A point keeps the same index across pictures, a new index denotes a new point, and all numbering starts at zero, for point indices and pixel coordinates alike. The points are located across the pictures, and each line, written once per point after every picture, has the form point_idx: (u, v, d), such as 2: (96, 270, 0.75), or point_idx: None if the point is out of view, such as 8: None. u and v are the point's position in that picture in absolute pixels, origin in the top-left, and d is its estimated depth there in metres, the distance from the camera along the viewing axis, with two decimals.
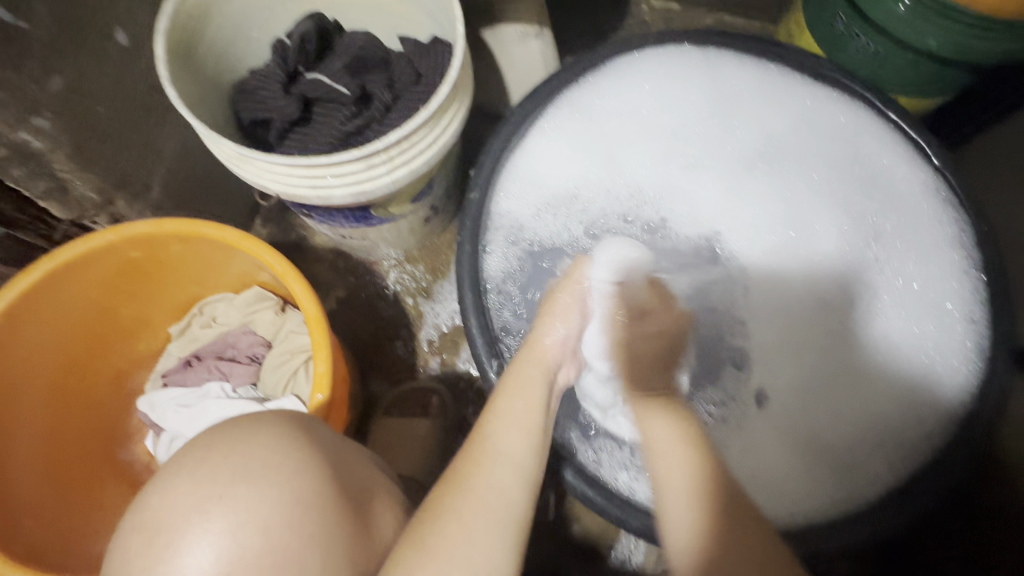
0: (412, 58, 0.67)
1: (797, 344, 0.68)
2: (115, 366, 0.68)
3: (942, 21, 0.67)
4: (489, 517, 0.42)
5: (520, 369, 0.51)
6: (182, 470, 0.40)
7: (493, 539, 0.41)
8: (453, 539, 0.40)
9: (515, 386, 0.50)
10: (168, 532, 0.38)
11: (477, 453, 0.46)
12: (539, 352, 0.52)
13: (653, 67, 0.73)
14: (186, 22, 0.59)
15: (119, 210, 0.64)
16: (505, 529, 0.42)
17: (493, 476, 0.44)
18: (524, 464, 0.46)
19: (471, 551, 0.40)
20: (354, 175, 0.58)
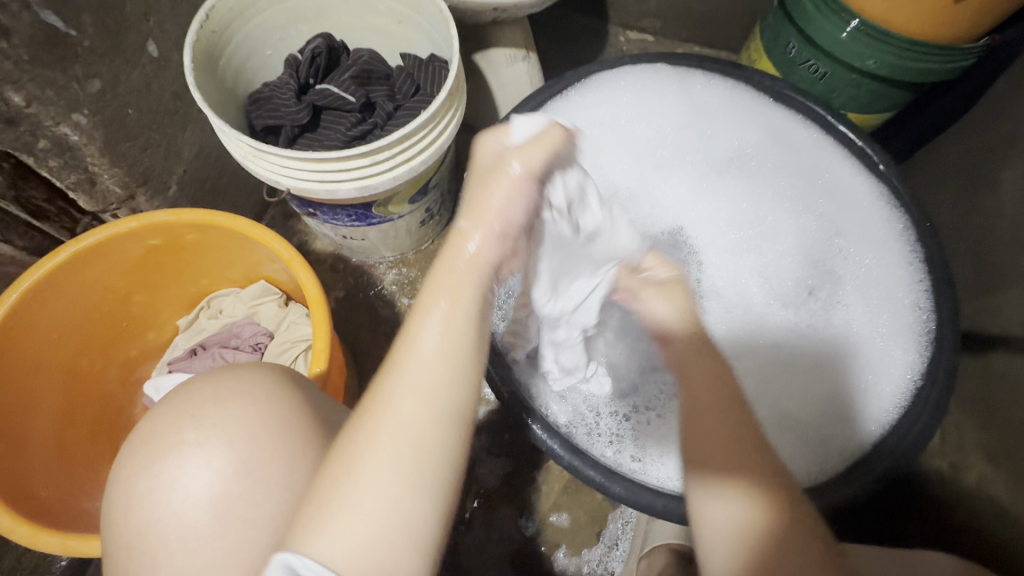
0: (412, 72, 0.74)
1: (754, 330, 0.77)
2: (124, 354, 0.72)
3: (874, 43, 0.78)
4: (390, 455, 0.38)
5: (440, 284, 0.42)
6: (188, 402, 0.46)
7: (389, 484, 0.37)
8: (348, 483, 0.37)
9: (437, 292, 0.42)
10: (166, 448, 0.44)
11: (380, 385, 0.41)
12: (462, 265, 0.43)
13: (630, 83, 0.82)
14: (210, 38, 0.66)
15: (139, 205, 0.69)
16: (407, 468, 0.38)
17: (393, 408, 0.39)
18: (423, 395, 0.40)
19: (363, 498, 0.37)
20: (359, 170, 0.64)
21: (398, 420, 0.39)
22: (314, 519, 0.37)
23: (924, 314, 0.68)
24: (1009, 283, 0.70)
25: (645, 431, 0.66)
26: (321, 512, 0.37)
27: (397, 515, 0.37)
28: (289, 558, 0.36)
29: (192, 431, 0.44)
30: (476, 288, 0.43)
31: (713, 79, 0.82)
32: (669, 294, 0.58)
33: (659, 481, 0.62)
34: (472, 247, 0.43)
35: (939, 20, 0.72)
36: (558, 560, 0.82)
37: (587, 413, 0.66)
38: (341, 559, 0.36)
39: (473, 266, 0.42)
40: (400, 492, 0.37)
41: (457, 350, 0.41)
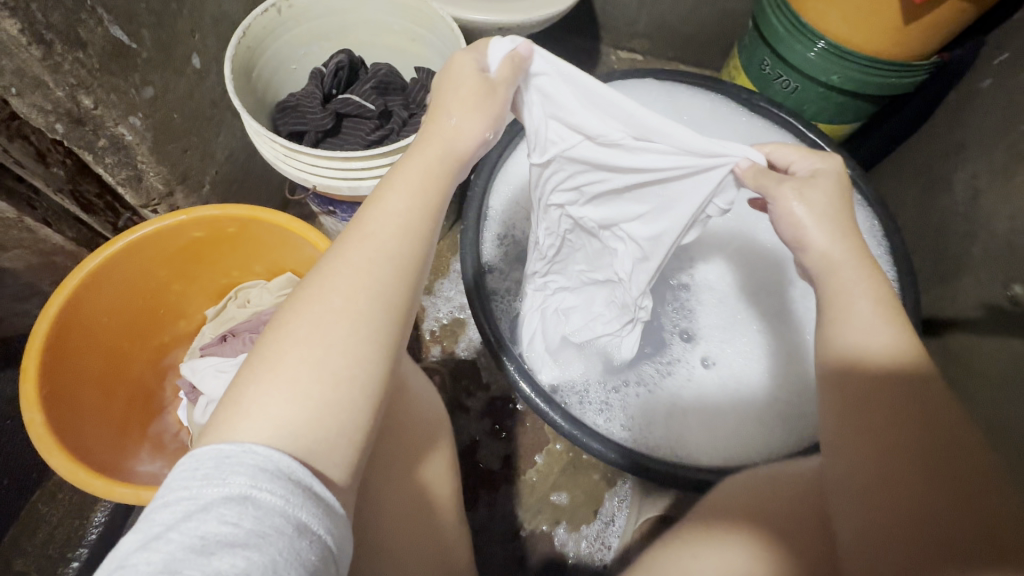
0: (425, 83, 0.82)
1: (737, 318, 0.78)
2: (160, 339, 0.78)
3: (838, 60, 0.87)
4: (339, 308, 0.39)
5: (410, 162, 0.45)
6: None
7: (334, 337, 0.38)
8: (295, 334, 0.38)
9: (403, 174, 0.44)
10: None
11: (337, 245, 0.42)
12: (438, 141, 0.45)
13: (622, 96, 0.90)
14: (246, 52, 0.74)
15: (177, 201, 0.76)
16: (351, 328, 0.39)
17: (345, 265, 0.40)
18: (377, 258, 0.41)
19: (306, 350, 0.38)
20: (380, 169, 0.72)
21: (348, 277, 0.40)
22: (259, 371, 0.38)
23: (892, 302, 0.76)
24: (962, 272, 0.78)
25: (633, 402, 0.73)
26: (267, 361, 0.38)
27: (340, 370, 0.38)
28: (256, 449, 0.33)
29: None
30: (444, 167, 0.45)
31: (697, 91, 0.91)
32: (809, 193, 0.46)
33: (647, 447, 0.70)
34: (452, 121, 0.45)
35: (893, 40, 0.82)
36: (558, 536, 0.87)
37: (579, 384, 0.74)
38: (280, 411, 0.36)
39: (451, 144, 0.45)
40: (343, 346, 0.38)
41: (416, 221, 0.43)
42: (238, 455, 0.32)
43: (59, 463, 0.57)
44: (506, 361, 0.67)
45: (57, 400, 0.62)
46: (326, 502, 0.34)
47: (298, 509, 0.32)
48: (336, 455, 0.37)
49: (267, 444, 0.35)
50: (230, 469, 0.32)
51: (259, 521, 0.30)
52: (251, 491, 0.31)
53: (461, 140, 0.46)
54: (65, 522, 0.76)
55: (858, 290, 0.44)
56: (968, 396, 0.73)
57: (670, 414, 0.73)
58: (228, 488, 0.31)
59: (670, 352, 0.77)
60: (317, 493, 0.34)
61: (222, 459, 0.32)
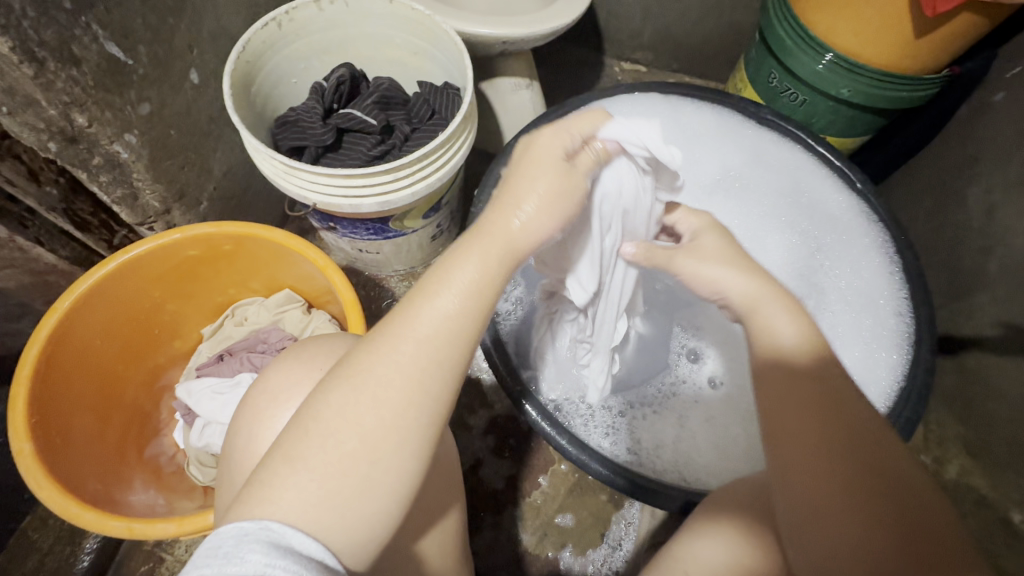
0: (428, 98, 0.81)
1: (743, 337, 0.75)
2: (155, 360, 0.76)
3: (846, 73, 0.86)
4: (382, 399, 0.38)
5: (464, 251, 0.42)
6: (252, 389, 0.50)
7: (372, 438, 0.37)
8: (329, 421, 0.37)
9: (458, 251, 0.42)
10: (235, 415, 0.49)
11: (386, 340, 0.40)
12: (500, 238, 0.42)
13: (628, 108, 0.88)
14: (245, 67, 0.72)
15: (173, 219, 0.74)
16: (395, 422, 0.38)
17: (390, 353, 0.39)
18: (430, 366, 0.39)
19: (347, 438, 0.37)
20: (381, 186, 0.70)
21: (395, 380, 0.39)
22: (290, 452, 0.37)
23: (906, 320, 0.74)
24: (978, 290, 0.76)
25: (640, 425, 0.71)
26: (294, 450, 0.37)
27: (371, 468, 0.37)
28: (273, 528, 0.33)
29: (262, 408, 0.47)
30: (503, 263, 0.42)
31: (701, 104, 0.89)
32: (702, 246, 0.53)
33: (655, 471, 0.67)
34: (517, 222, 0.42)
35: (903, 54, 0.80)
36: (564, 560, 0.85)
37: (583, 406, 0.72)
38: (313, 489, 0.36)
39: (513, 241, 0.42)
40: (377, 444, 0.38)
41: (469, 325, 0.41)
42: (256, 530, 0.32)
43: (47, 495, 0.55)
44: (525, 404, 0.65)
45: (47, 427, 0.59)
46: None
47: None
48: (357, 544, 0.37)
49: (289, 522, 0.35)
50: (248, 547, 0.31)
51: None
52: (267, 569, 0.30)
53: (526, 238, 0.42)
54: (56, 549, 0.74)
55: (778, 314, 0.47)
56: (988, 418, 0.71)
57: (677, 438, 0.71)
58: (245, 566, 0.30)
59: (675, 372, 0.75)
60: (332, 571, 0.33)
61: (242, 538, 0.32)
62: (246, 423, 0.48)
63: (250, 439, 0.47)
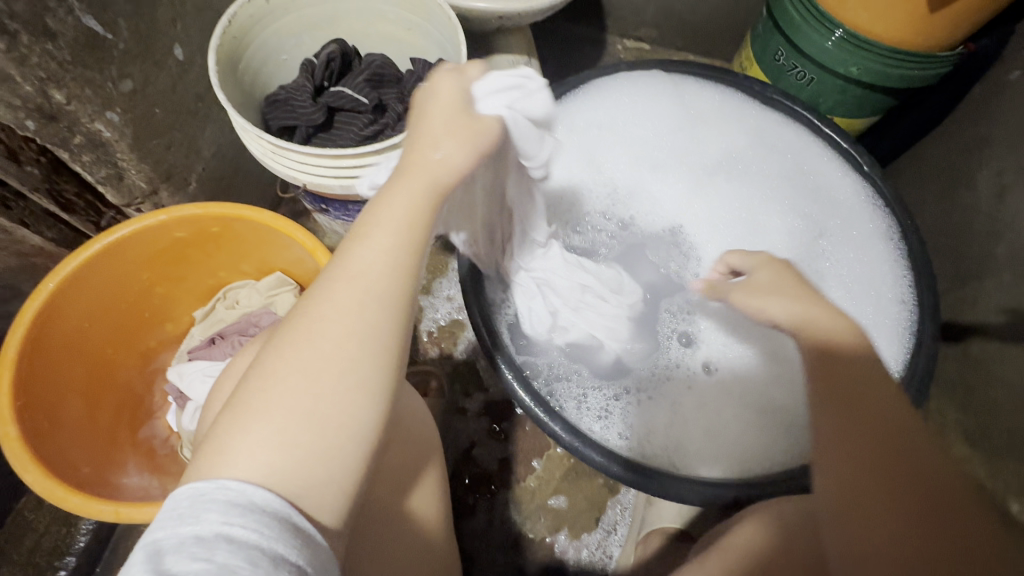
0: (421, 75, 0.78)
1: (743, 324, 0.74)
2: (144, 344, 0.76)
3: (856, 50, 0.83)
4: (320, 364, 0.36)
5: (393, 188, 0.41)
6: (231, 370, 0.50)
7: (311, 385, 0.36)
8: (274, 369, 0.37)
9: (390, 192, 0.41)
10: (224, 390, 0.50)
11: (321, 285, 0.39)
12: (422, 173, 0.41)
13: (629, 86, 0.85)
14: (232, 42, 0.70)
15: (161, 200, 0.72)
16: (320, 384, 0.36)
17: (325, 311, 0.38)
18: (366, 302, 0.38)
19: (280, 402, 0.36)
20: (373, 166, 0.68)
21: (333, 320, 0.38)
22: (234, 417, 0.36)
23: (912, 314, 0.72)
24: (983, 276, 0.74)
25: (630, 410, 0.70)
26: (243, 402, 0.36)
27: (320, 418, 0.36)
28: (229, 485, 0.33)
29: None
30: (428, 201, 0.41)
31: (700, 84, 0.86)
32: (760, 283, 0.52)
33: (644, 457, 0.66)
34: (439, 153, 0.41)
35: (916, 29, 0.77)
36: (559, 543, 0.85)
37: (578, 390, 0.71)
38: (251, 453, 0.35)
39: (433, 174, 0.41)
40: (315, 393, 0.36)
41: (399, 259, 0.40)
42: (213, 491, 0.32)
43: (33, 478, 0.55)
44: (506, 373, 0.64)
45: (34, 410, 0.59)
46: (303, 529, 0.33)
47: (274, 540, 0.32)
48: (327, 501, 0.36)
49: (249, 479, 0.34)
50: (202, 506, 0.32)
51: (230, 555, 0.30)
52: (223, 527, 0.31)
53: (447, 171, 0.41)
54: (52, 530, 0.75)
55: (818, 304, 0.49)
56: (989, 406, 0.70)
57: (668, 423, 0.70)
58: (200, 526, 0.31)
59: (667, 356, 0.74)
60: (296, 525, 0.33)
61: (197, 498, 0.32)
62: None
63: (223, 418, 0.46)
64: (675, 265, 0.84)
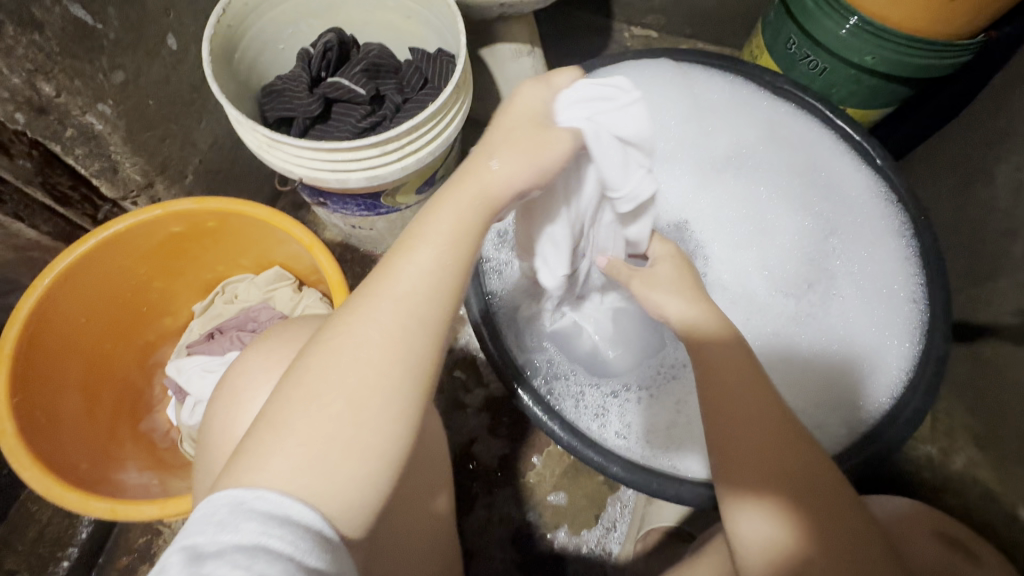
0: (420, 65, 0.76)
1: None
2: (144, 338, 0.75)
3: (871, 38, 0.79)
4: (360, 382, 0.36)
5: (444, 203, 0.42)
6: (230, 372, 0.49)
7: (350, 402, 0.36)
8: (312, 386, 0.36)
9: (446, 207, 0.42)
10: (229, 387, 0.48)
11: (363, 301, 0.39)
12: (473, 184, 0.42)
13: (634, 75, 0.83)
14: (226, 31, 0.69)
15: (157, 193, 0.72)
16: (360, 403, 0.36)
17: (370, 327, 0.38)
18: (409, 321, 0.38)
19: (315, 418, 0.36)
20: (369, 160, 0.66)
21: (374, 337, 0.37)
22: (268, 431, 0.35)
23: (921, 314, 0.70)
24: (998, 274, 0.72)
25: (633, 411, 0.69)
26: (278, 417, 0.36)
27: (357, 437, 0.36)
28: (268, 496, 0.32)
29: (236, 392, 0.46)
30: (477, 214, 0.42)
31: (707, 73, 0.84)
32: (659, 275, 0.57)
33: (643, 458, 0.65)
34: (495, 163, 0.42)
35: (934, 16, 0.74)
36: (558, 539, 0.85)
37: (575, 388, 0.70)
38: (283, 471, 0.34)
39: (486, 187, 0.42)
40: (354, 409, 0.36)
41: (447, 278, 0.40)
42: (253, 500, 0.31)
43: (30, 475, 0.55)
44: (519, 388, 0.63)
45: (29, 406, 0.59)
46: (337, 549, 0.33)
47: (311, 555, 0.31)
48: (356, 518, 0.35)
49: (285, 491, 0.33)
50: (243, 514, 0.31)
51: (270, 568, 0.29)
52: (262, 538, 0.30)
53: (499, 182, 0.42)
54: (54, 521, 0.76)
55: None
56: (1001, 410, 0.68)
57: (669, 425, 0.68)
58: (240, 535, 0.30)
59: (672, 356, 0.73)
60: (330, 543, 0.33)
61: (237, 506, 0.31)
62: (223, 402, 0.47)
63: (229, 424, 0.46)
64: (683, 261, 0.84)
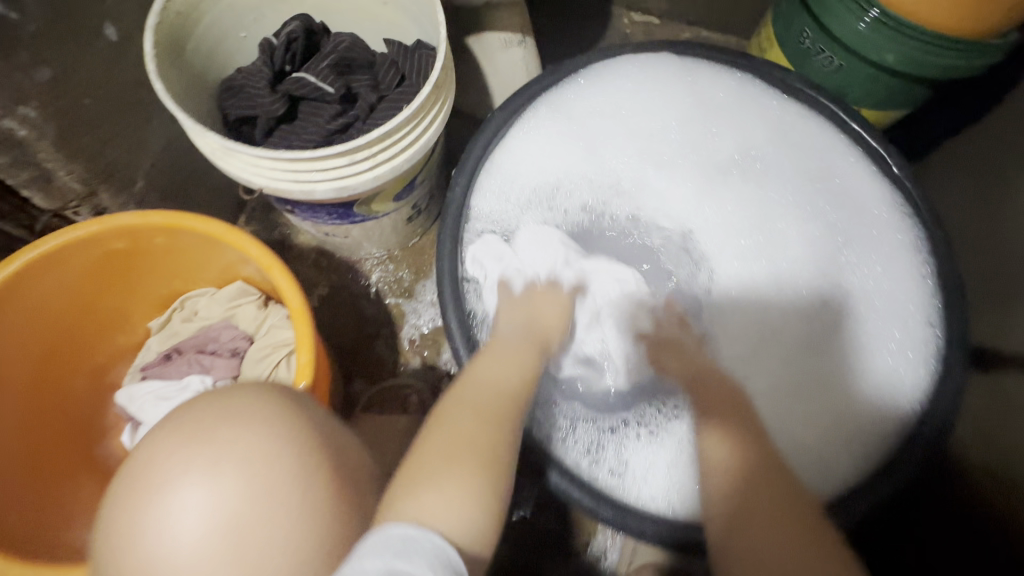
0: (396, 60, 0.68)
1: (762, 350, 0.69)
2: (93, 361, 0.69)
3: (894, 35, 0.72)
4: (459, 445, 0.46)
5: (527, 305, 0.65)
6: (137, 467, 0.42)
7: (466, 456, 0.45)
8: (437, 446, 0.46)
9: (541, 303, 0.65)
10: (152, 491, 0.41)
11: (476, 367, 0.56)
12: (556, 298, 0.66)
13: (634, 71, 0.76)
14: (176, 19, 0.61)
15: (102, 202, 0.64)
16: (469, 458, 0.46)
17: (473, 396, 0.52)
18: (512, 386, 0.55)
19: (440, 475, 0.43)
20: (338, 169, 0.59)
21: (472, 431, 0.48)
22: (404, 485, 0.43)
23: (933, 345, 0.65)
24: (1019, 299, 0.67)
25: (630, 446, 0.63)
26: (411, 473, 0.44)
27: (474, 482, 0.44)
28: (434, 539, 0.37)
29: (163, 492, 0.41)
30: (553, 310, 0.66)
31: (710, 68, 0.77)
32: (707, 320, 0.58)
33: (638, 499, 0.60)
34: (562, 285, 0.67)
35: (964, 13, 0.67)
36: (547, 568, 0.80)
37: (566, 423, 0.63)
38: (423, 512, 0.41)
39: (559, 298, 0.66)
40: (469, 480, 0.44)
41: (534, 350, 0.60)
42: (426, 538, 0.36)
43: None
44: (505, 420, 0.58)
45: None
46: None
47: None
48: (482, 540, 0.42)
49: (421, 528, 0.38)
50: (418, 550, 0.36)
51: None
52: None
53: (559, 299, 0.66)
54: None
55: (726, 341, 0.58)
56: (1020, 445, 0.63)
57: (671, 461, 0.62)
58: (415, 565, 0.34)
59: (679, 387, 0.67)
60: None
61: (410, 539, 0.36)
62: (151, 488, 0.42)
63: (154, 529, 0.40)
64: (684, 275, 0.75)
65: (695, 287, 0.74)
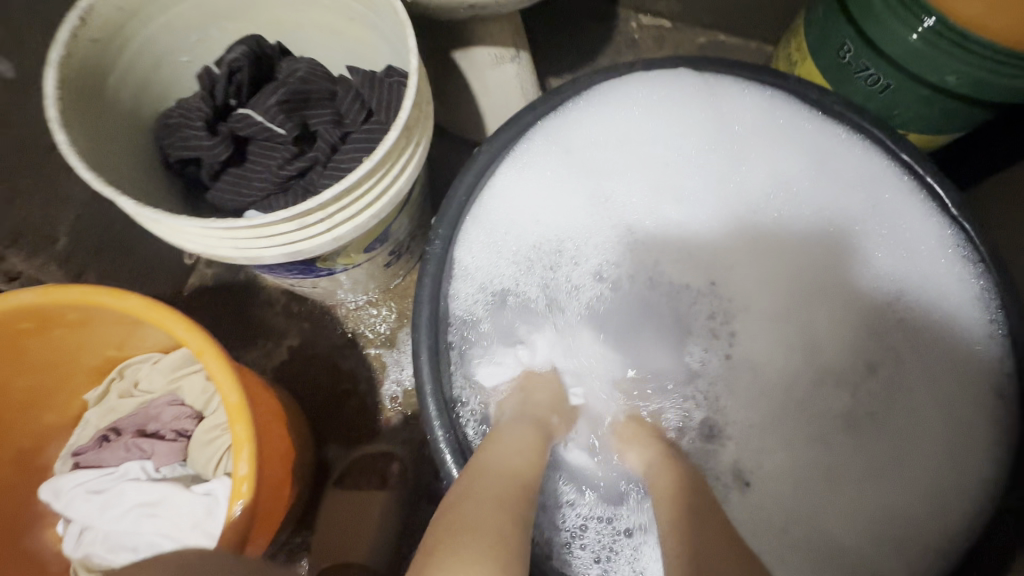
0: (362, 90, 0.58)
1: (785, 420, 0.56)
2: (17, 444, 0.59)
3: (957, 52, 0.60)
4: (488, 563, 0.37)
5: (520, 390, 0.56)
6: None
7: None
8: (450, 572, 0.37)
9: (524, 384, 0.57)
10: None
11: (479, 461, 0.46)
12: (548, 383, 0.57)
13: (646, 93, 0.64)
14: (93, 49, 0.50)
15: (15, 266, 0.54)
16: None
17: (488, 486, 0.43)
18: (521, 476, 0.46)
19: None
20: (286, 235, 0.49)
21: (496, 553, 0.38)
22: None
23: (999, 425, 0.52)
24: None
25: (647, 553, 0.52)
26: None
27: None
28: None
29: None
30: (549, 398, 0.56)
31: (737, 83, 0.64)
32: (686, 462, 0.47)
33: None
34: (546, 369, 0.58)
35: None
36: None
37: (567, 528, 0.53)
38: None
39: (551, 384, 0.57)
40: None
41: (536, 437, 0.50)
42: None
43: None
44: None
45: None
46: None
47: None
48: None
49: None
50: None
51: None
52: None
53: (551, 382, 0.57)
54: None
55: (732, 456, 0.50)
56: None
57: None
58: None
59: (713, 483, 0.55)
60: None
61: None
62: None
63: None
64: (709, 332, 0.59)
65: (715, 354, 0.59)
